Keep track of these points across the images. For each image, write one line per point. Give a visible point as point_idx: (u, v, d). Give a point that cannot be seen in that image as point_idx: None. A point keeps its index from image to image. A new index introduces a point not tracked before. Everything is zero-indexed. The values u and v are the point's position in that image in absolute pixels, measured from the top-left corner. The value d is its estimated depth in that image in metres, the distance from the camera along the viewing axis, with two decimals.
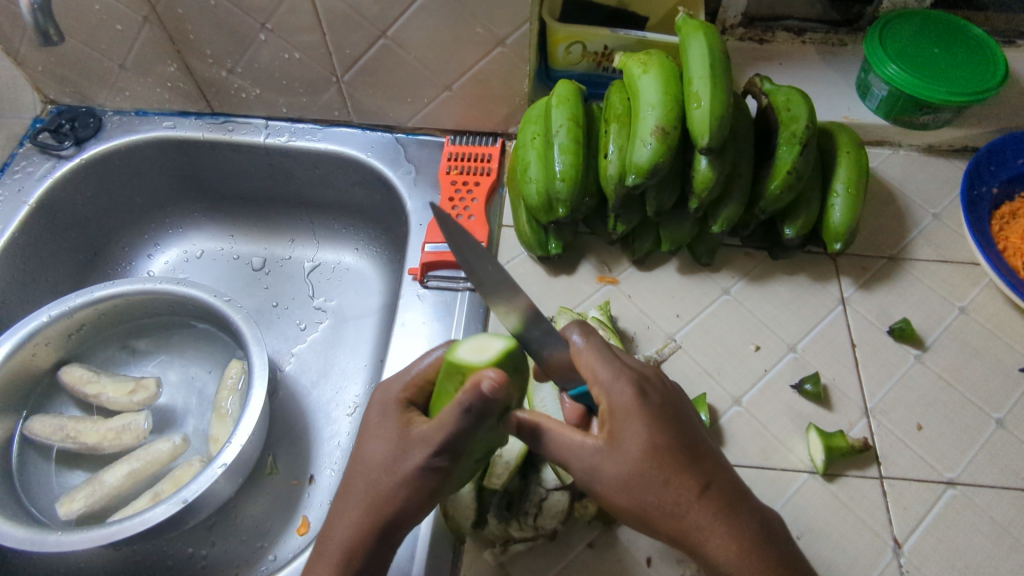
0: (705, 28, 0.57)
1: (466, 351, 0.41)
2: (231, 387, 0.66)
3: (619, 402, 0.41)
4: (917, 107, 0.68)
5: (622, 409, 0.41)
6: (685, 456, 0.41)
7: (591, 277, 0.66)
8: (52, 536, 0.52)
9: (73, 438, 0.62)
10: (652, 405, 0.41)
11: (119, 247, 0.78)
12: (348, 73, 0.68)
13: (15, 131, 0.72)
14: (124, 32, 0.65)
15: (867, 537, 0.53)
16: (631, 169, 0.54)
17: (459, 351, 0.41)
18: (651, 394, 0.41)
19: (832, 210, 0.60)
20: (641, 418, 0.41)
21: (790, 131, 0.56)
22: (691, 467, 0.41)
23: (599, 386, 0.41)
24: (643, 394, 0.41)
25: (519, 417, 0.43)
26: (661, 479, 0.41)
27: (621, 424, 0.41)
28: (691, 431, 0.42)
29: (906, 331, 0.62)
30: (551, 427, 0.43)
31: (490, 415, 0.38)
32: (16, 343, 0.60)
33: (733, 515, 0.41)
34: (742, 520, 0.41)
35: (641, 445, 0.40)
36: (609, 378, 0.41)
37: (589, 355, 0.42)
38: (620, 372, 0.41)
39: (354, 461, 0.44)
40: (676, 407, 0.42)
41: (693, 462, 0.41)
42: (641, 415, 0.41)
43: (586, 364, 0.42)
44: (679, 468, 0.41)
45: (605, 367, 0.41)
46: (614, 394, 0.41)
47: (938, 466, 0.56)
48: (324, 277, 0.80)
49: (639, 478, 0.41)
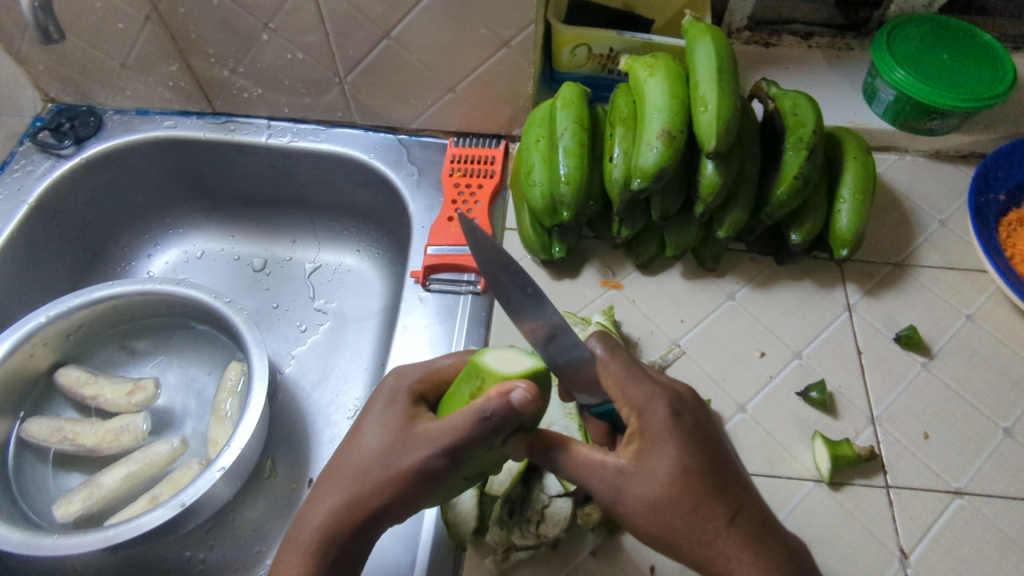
0: (712, 30, 0.56)
1: (494, 358, 0.40)
2: (231, 389, 0.65)
3: (650, 424, 0.41)
4: (924, 112, 0.68)
5: (653, 431, 0.41)
6: (715, 482, 0.41)
7: (595, 282, 0.65)
8: (48, 539, 0.52)
9: (71, 440, 0.61)
10: (684, 428, 0.41)
11: (118, 247, 0.77)
12: (351, 74, 0.67)
13: (15, 129, 0.72)
14: (125, 30, 0.65)
15: (872, 547, 0.52)
16: (637, 173, 0.53)
17: (489, 358, 0.40)
18: (683, 418, 0.41)
19: (838, 216, 0.59)
20: (671, 441, 0.40)
21: (797, 135, 0.56)
22: (721, 493, 0.41)
23: (630, 407, 0.41)
24: (675, 417, 0.41)
25: (530, 437, 0.42)
26: (690, 505, 0.40)
27: (650, 447, 0.41)
28: (722, 457, 0.42)
29: (913, 338, 0.61)
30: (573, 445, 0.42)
31: (507, 425, 0.38)
32: (14, 343, 0.60)
33: (761, 544, 0.41)
34: (769, 549, 0.41)
35: (669, 467, 0.40)
36: (642, 400, 0.41)
37: (623, 376, 0.41)
38: (652, 394, 0.41)
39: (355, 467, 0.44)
40: (707, 431, 0.42)
41: (723, 488, 0.41)
42: (672, 439, 0.40)
43: (616, 383, 0.41)
44: (708, 493, 0.40)
45: (639, 388, 0.41)
46: (645, 416, 0.41)
47: (945, 476, 0.55)
48: (325, 279, 0.79)
49: (666, 501, 0.40)
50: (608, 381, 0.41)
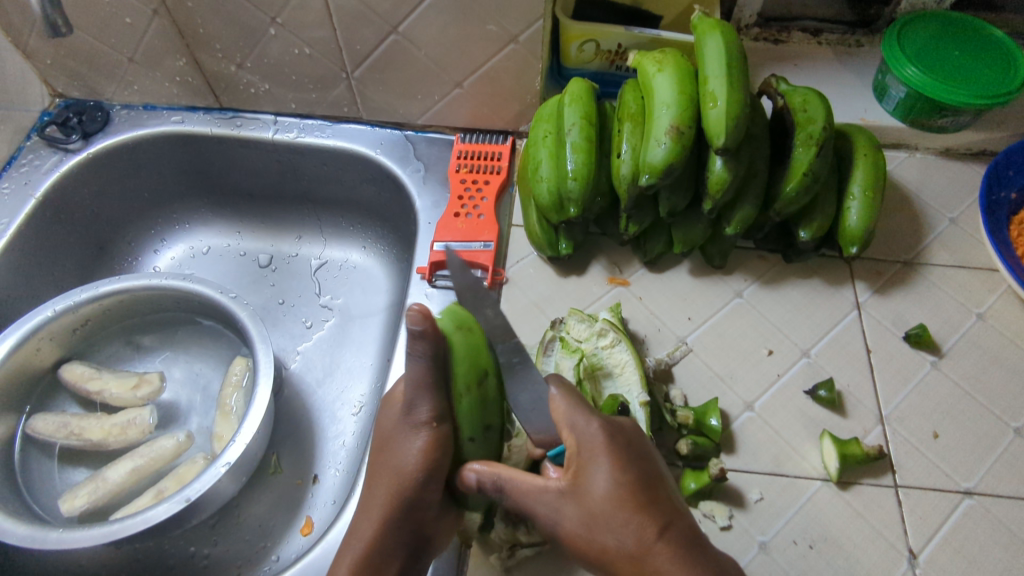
0: (722, 26, 0.56)
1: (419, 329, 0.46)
2: (236, 384, 0.65)
3: (587, 442, 0.42)
4: (936, 109, 0.67)
5: (587, 450, 0.42)
6: (648, 496, 0.41)
7: (601, 279, 0.65)
8: (54, 533, 0.52)
9: (77, 435, 0.61)
10: (617, 446, 0.42)
11: (125, 242, 0.77)
12: (358, 69, 0.67)
13: (23, 123, 0.72)
14: (133, 25, 0.65)
15: (880, 548, 0.52)
16: (645, 169, 0.53)
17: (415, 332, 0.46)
18: (618, 436, 0.42)
19: (847, 213, 0.59)
20: (606, 456, 0.41)
21: (806, 131, 0.55)
22: (653, 506, 0.41)
23: (569, 429, 0.43)
24: (609, 435, 0.42)
25: (472, 470, 0.44)
26: (623, 518, 0.40)
27: (586, 464, 0.42)
28: (656, 474, 0.43)
29: (923, 337, 0.60)
30: (510, 476, 0.43)
31: (428, 342, 0.42)
32: (19, 338, 0.60)
33: (695, 558, 0.40)
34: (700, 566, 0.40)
35: (604, 480, 0.41)
36: (577, 420, 0.43)
37: (565, 399, 0.43)
38: (589, 415, 0.43)
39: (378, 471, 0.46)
40: (641, 450, 0.43)
41: (655, 501, 0.41)
42: (605, 454, 0.42)
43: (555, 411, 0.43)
44: (640, 507, 0.41)
45: (574, 409, 0.43)
46: (580, 436, 0.42)
47: (955, 476, 0.55)
48: (331, 275, 0.79)
49: (600, 515, 0.41)
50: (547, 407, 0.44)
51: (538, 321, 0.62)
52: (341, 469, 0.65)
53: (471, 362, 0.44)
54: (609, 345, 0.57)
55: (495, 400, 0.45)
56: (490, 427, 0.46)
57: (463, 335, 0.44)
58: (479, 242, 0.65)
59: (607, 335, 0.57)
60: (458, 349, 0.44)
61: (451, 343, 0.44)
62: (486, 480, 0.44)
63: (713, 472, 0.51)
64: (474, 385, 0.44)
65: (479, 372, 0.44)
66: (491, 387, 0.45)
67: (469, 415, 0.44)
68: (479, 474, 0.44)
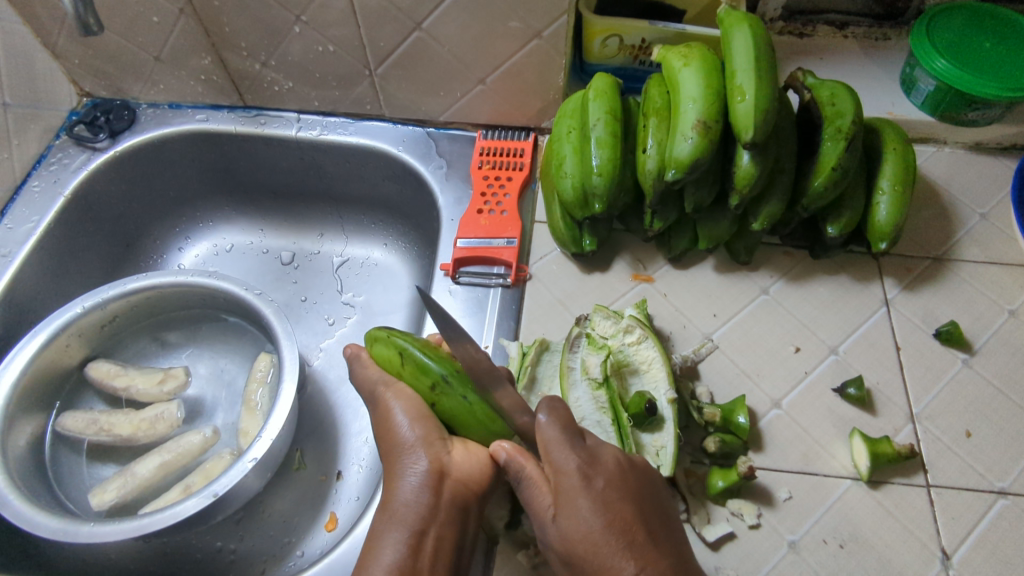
0: (750, 19, 0.55)
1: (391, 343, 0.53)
2: (261, 379, 0.66)
3: (566, 481, 0.42)
4: (966, 103, 0.66)
5: (571, 486, 0.42)
6: (629, 536, 0.41)
7: (625, 275, 0.64)
8: (85, 526, 0.52)
9: (106, 430, 0.62)
10: (598, 485, 0.42)
11: (151, 240, 0.78)
12: (381, 66, 0.67)
13: (52, 123, 0.73)
14: (160, 24, 0.65)
15: (912, 547, 0.51)
16: (671, 164, 0.52)
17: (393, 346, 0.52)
18: (597, 477, 0.42)
19: (876, 209, 0.58)
20: (583, 497, 0.41)
21: (835, 126, 0.54)
22: (638, 546, 0.41)
23: (551, 465, 0.43)
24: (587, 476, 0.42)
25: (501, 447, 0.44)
26: (604, 554, 0.40)
27: (566, 500, 0.42)
28: (640, 515, 0.42)
29: (954, 335, 0.59)
30: (529, 476, 0.44)
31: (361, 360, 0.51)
32: (51, 334, 0.61)
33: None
34: None
35: (579, 520, 0.41)
36: (556, 455, 0.42)
37: (553, 431, 0.43)
38: (571, 451, 0.42)
39: (382, 449, 0.48)
40: (626, 486, 0.43)
41: (636, 540, 0.41)
42: (585, 493, 0.41)
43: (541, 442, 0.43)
44: (618, 550, 0.40)
45: (560, 440, 0.43)
46: (562, 471, 0.42)
47: (988, 476, 0.54)
48: (353, 272, 0.79)
49: (580, 550, 0.41)
50: (542, 434, 0.43)
51: (563, 318, 0.62)
52: (364, 465, 0.66)
53: (389, 358, 0.49)
54: (635, 342, 0.56)
55: (423, 358, 0.47)
56: (439, 381, 0.47)
57: (376, 341, 0.50)
58: (502, 238, 0.65)
59: (634, 332, 0.56)
60: (379, 355, 0.50)
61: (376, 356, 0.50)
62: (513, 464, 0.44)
63: (742, 470, 0.50)
64: (401, 367, 0.48)
65: (396, 354, 0.48)
66: (414, 355, 0.47)
67: (418, 385, 0.48)
68: (508, 456, 0.44)
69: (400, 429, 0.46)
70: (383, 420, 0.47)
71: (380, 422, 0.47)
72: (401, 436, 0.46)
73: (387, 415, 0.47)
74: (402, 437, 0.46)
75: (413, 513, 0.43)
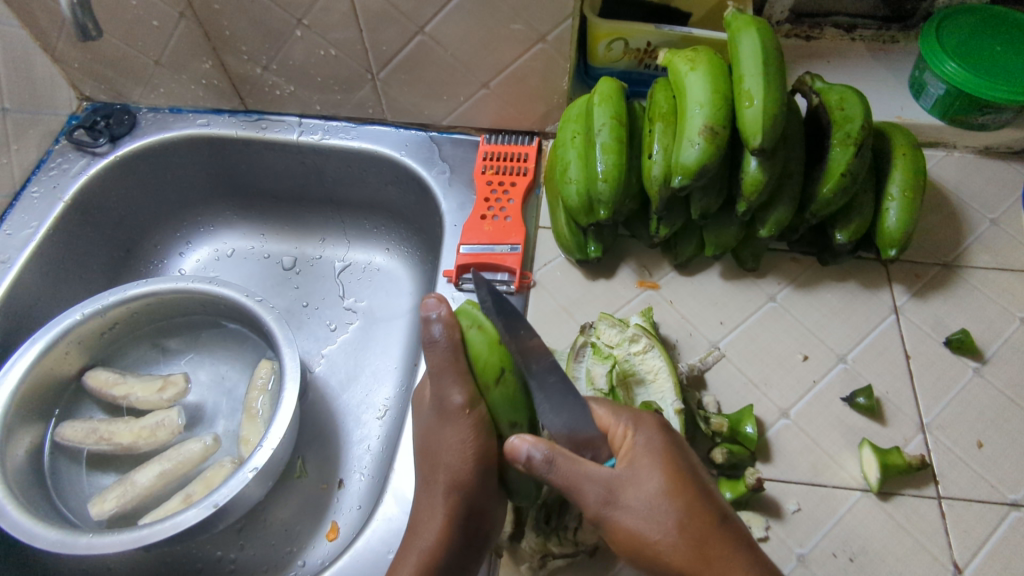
0: (757, 22, 0.54)
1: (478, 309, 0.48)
2: (261, 387, 0.65)
3: (636, 439, 0.43)
4: (976, 107, 0.65)
5: (639, 443, 0.43)
6: (702, 488, 0.42)
7: (631, 282, 0.63)
8: (83, 538, 0.51)
9: (107, 439, 0.61)
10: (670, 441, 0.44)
11: (151, 244, 0.78)
12: (383, 70, 0.66)
13: (51, 127, 0.72)
14: (160, 27, 0.65)
15: (923, 561, 0.50)
16: (677, 170, 0.52)
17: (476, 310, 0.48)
18: (666, 435, 0.44)
19: (885, 214, 0.57)
20: (658, 451, 0.42)
21: (844, 131, 0.54)
22: (711, 497, 0.41)
23: (616, 429, 0.44)
24: (660, 436, 0.43)
25: (522, 439, 0.42)
26: (680, 507, 0.40)
27: (638, 455, 0.42)
28: (703, 478, 0.43)
29: (965, 343, 0.58)
30: (566, 455, 0.41)
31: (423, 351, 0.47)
32: (49, 342, 0.60)
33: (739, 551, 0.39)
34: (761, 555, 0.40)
35: (656, 473, 0.41)
36: (625, 418, 0.44)
37: (610, 405, 0.46)
38: (637, 417, 0.45)
39: (431, 465, 0.47)
40: (687, 449, 0.45)
41: (706, 499, 0.41)
42: (657, 448, 0.43)
43: (604, 412, 0.45)
44: (695, 497, 0.41)
45: (621, 412, 0.45)
46: (630, 431, 0.44)
47: (1001, 488, 0.53)
48: (355, 278, 0.78)
49: (655, 504, 0.40)
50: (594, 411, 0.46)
51: (567, 325, 0.61)
52: (367, 474, 0.65)
53: (489, 361, 0.45)
54: (641, 351, 0.56)
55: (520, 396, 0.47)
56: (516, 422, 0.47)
57: (478, 328, 0.46)
58: (506, 245, 0.64)
59: (639, 341, 0.56)
60: (473, 340, 0.46)
61: (467, 339, 0.46)
62: (539, 453, 0.41)
63: (751, 482, 0.50)
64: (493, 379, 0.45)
65: (496, 365, 0.45)
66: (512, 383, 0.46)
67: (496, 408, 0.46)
68: (531, 447, 0.41)
69: (460, 465, 0.46)
70: (442, 441, 0.46)
71: (439, 446, 0.46)
72: (456, 472, 0.46)
73: (452, 445, 0.46)
74: (463, 480, 0.46)
75: (445, 556, 0.45)
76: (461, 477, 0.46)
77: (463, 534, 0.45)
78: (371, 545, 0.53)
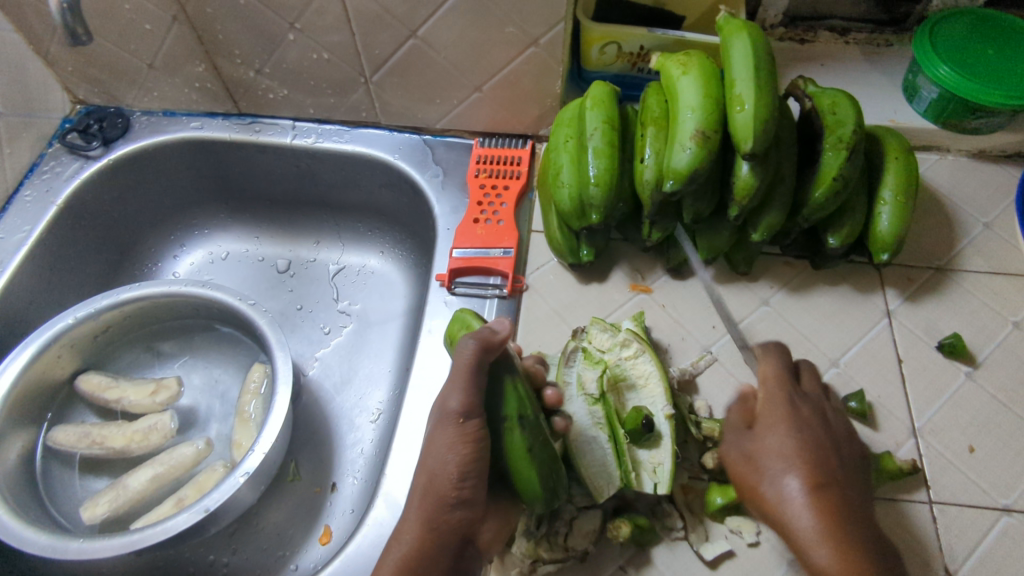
0: (749, 26, 0.54)
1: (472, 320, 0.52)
2: (254, 391, 0.65)
3: (773, 402, 0.48)
4: (969, 110, 0.65)
5: (769, 404, 0.48)
6: (819, 458, 0.44)
7: (623, 286, 0.63)
8: (74, 543, 0.51)
9: (99, 443, 0.61)
10: (803, 413, 0.47)
11: (145, 247, 0.77)
12: (377, 74, 0.66)
13: (44, 131, 0.72)
14: (152, 31, 0.64)
15: (914, 566, 0.50)
16: (669, 174, 0.52)
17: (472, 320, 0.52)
18: (802, 407, 0.47)
19: (878, 219, 0.57)
20: (786, 418, 0.46)
21: (836, 135, 0.54)
22: (824, 467, 0.44)
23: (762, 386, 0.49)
24: (792, 405, 0.47)
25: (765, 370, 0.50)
26: (785, 464, 0.44)
27: (772, 413, 0.47)
28: (828, 453, 0.45)
29: (958, 347, 0.58)
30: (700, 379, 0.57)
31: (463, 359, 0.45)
32: (41, 346, 0.60)
33: (842, 524, 0.41)
34: (845, 530, 0.41)
35: (780, 433, 0.45)
36: (777, 381, 0.49)
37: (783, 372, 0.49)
38: (784, 382, 0.49)
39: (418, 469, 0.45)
40: (824, 426, 0.47)
41: (819, 468, 0.44)
42: (787, 415, 0.46)
43: (767, 363, 0.50)
44: (805, 461, 0.44)
45: (782, 376, 0.49)
46: (767, 390, 0.49)
47: (992, 493, 0.53)
48: (350, 280, 0.78)
49: (767, 456, 0.45)
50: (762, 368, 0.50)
51: (559, 329, 0.61)
52: (360, 477, 0.65)
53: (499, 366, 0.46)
54: (632, 356, 0.56)
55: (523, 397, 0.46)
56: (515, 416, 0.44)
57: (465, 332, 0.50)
58: (498, 249, 0.64)
59: (630, 346, 0.56)
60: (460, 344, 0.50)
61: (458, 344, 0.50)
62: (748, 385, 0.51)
63: None
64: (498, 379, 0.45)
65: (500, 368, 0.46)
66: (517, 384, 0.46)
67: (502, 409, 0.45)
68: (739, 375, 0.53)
69: (444, 474, 0.43)
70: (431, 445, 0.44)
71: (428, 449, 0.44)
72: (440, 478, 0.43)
73: (440, 453, 0.43)
74: (445, 490, 0.43)
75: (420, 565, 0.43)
76: (445, 487, 0.43)
77: (441, 544, 0.43)
78: (361, 551, 0.52)
